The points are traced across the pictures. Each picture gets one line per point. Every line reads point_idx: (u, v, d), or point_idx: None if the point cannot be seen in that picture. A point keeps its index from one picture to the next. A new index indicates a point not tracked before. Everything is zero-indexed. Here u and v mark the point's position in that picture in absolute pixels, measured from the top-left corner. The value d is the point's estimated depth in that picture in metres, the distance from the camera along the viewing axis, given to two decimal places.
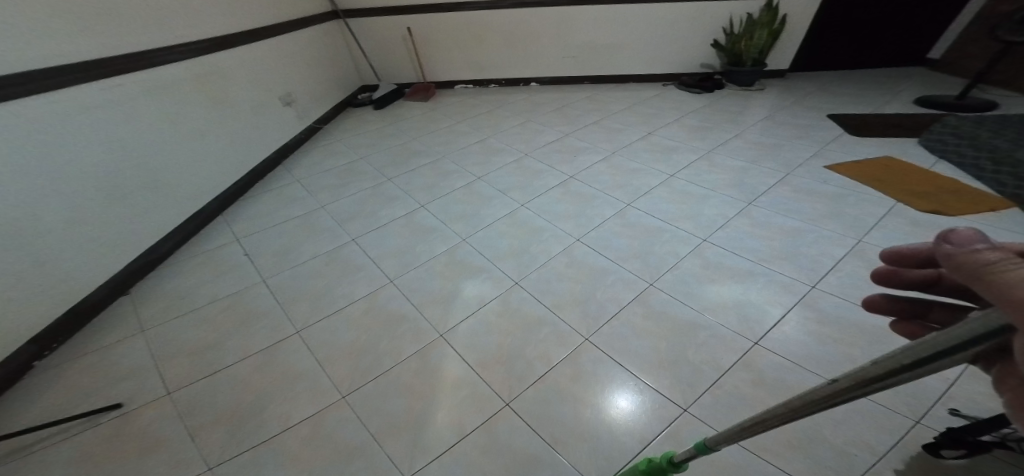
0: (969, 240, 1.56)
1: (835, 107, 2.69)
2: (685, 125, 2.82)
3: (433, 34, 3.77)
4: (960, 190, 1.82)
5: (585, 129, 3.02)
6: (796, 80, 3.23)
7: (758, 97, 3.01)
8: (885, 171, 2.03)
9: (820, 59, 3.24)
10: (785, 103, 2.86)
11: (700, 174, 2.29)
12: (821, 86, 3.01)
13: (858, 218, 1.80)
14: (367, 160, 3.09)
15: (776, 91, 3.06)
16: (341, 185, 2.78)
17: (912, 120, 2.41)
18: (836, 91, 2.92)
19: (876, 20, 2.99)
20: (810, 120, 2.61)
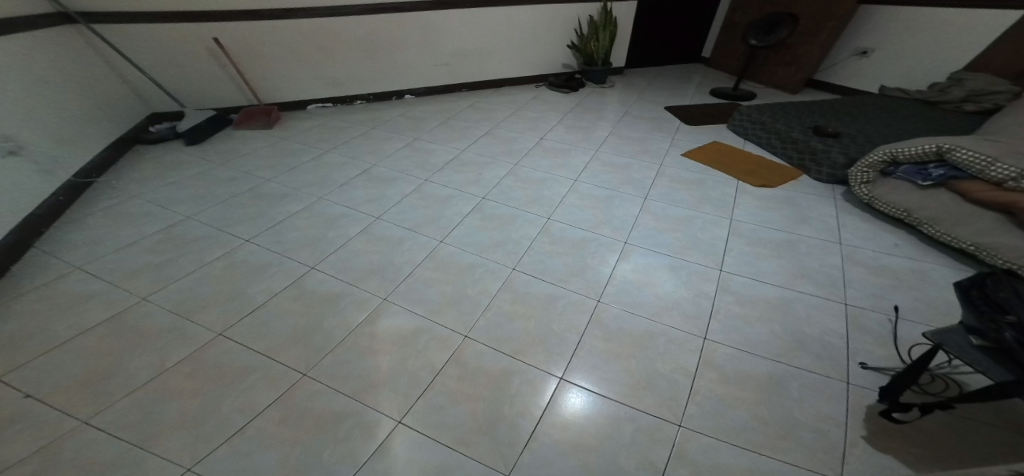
0: (798, 202, 2.06)
1: (669, 99, 3.20)
2: (568, 126, 2.99)
3: (262, 46, 3.06)
4: (773, 163, 2.36)
5: (477, 142, 2.94)
6: (636, 73, 3.75)
7: (613, 91, 3.40)
8: (721, 154, 2.50)
9: (645, 54, 3.79)
10: (637, 96, 3.29)
11: (599, 176, 2.48)
12: (656, 79, 3.57)
13: (723, 197, 2.19)
14: (206, 219, 2.41)
15: (625, 85, 3.49)
16: (184, 268, 2.10)
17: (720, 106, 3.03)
18: (663, 83, 3.49)
19: (679, 19, 3.66)
20: (657, 111, 3.04)
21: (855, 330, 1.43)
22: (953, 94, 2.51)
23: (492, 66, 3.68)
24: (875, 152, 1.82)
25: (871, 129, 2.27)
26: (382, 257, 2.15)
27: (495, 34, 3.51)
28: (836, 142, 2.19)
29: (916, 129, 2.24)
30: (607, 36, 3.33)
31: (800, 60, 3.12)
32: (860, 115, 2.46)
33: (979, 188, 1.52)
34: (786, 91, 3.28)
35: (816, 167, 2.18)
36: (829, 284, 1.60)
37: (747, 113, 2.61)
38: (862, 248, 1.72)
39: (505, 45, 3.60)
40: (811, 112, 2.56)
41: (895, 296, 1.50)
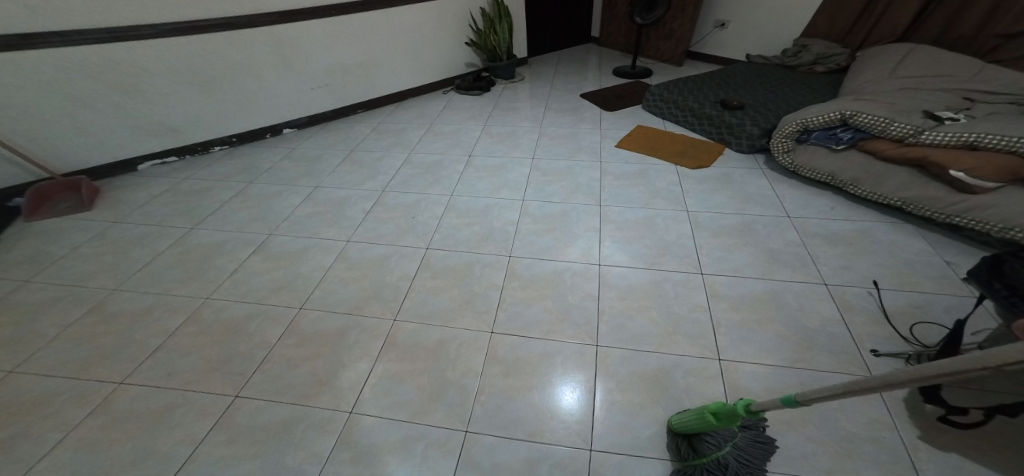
0: (737, 178, 2.06)
1: (581, 85, 3.07)
2: (494, 135, 2.71)
3: (8, 93, 2.06)
4: (694, 139, 2.33)
5: (398, 176, 2.49)
6: (540, 61, 3.55)
7: (524, 88, 3.18)
8: (650, 139, 2.41)
9: (540, 36, 3.56)
10: (551, 87, 3.11)
11: (544, 189, 2.26)
12: (563, 66, 3.41)
13: (670, 188, 2.10)
14: (27, 368, 1.58)
15: (533, 78, 3.31)
16: (41, 449, 1.35)
17: (628, 87, 2.93)
18: (570, 68, 3.35)
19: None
20: (575, 101, 2.90)
21: (845, 311, 1.39)
22: (803, 59, 2.49)
23: (384, 78, 3.13)
24: (786, 123, 1.88)
25: (766, 94, 2.29)
26: (327, 362, 1.59)
27: (378, 40, 2.96)
28: (745, 114, 2.14)
29: (799, 86, 2.34)
30: (506, 26, 3.06)
31: (677, 33, 2.96)
32: (750, 76, 2.49)
33: (884, 146, 1.64)
34: (671, 65, 3.10)
35: (736, 140, 2.15)
36: (802, 265, 1.59)
37: (657, 93, 2.53)
38: (812, 220, 1.78)
39: (393, 51, 3.06)
40: (707, 80, 2.53)
41: (861, 265, 1.54)
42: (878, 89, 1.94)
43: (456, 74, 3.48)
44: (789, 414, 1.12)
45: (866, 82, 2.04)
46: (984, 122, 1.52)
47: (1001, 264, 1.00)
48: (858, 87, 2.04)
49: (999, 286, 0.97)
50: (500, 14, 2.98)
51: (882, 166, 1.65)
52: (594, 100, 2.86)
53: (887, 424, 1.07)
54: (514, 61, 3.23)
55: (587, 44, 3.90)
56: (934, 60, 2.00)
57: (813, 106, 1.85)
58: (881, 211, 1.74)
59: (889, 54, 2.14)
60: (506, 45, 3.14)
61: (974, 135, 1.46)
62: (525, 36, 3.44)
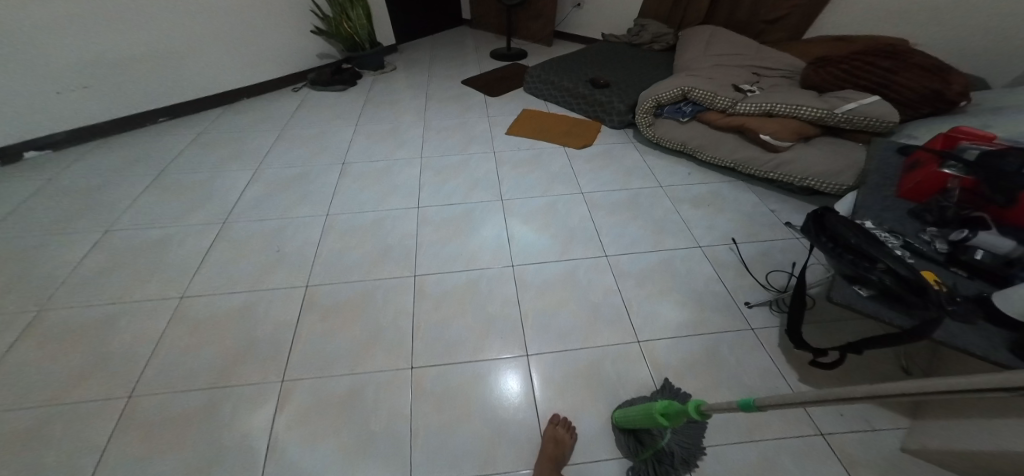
0: (616, 153, 2.17)
1: (462, 70, 2.90)
2: (369, 135, 2.39)
3: None
4: (573, 121, 2.35)
5: (246, 197, 2.04)
6: (412, 49, 3.26)
7: (397, 81, 2.87)
8: (536, 121, 2.37)
9: (400, 18, 3.21)
10: (429, 77, 2.87)
11: (440, 189, 2.05)
12: (438, 53, 3.16)
13: (563, 170, 2.10)
14: None
15: (403, 69, 3.03)
16: None
17: (506, 69, 2.82)
18: (447, 54, 3.13)
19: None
20: (456, 89, 2.71)
21: (719, 269, 1.62)
22: (643, 38, 2.62)
23: (187, 70, 2.48)
24: (643, 101, 2.01)
25: (623, 70, 2.40)
26: (200, 446, 1.20)
27: (171, 19, 2.32)
28: (610, 92, 2.22)
29: (648, 62, 2.50)
30: (360, 10, 2.74)
31: (544, 14, 2.90)
32: (609, 54, 2.60)
33: (716, 116, 1.87)
34: (542, 44, 3.05)
35: (609, 117, 2.25)
36: (680, 231, 1.77)
37: (535, 75, 2.49)
38: (689, 184, 1.94)
39: (208, 40, 2.48)
40: (576, 60, 2.57)
41: (721, 222, 1.76)
42: (702, 66, 2.17)
43: (311, 67, 3.00)
44: (705, 381, 1.33)
45: (691, 60, 2.27)
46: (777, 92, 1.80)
47: (824, 218, 1.13)
48: (686, 63, 2.26)
49: (827, 238, 1.10)
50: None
51: (718, 134, 1.88)
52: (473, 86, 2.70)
53: (776, 374, 1.33)
54: (377, 50, 2.92)
55: (460, 27, 3.66)
56: (733, 40, 2.31)
57: (660, 84, 2.04)
58: (722, 172, 1.92)
59: (699, 35, 2.40)
60: (362, 33, 2.81)
61: (776, 105, 1.73)
62: (383, 18, 3.07)
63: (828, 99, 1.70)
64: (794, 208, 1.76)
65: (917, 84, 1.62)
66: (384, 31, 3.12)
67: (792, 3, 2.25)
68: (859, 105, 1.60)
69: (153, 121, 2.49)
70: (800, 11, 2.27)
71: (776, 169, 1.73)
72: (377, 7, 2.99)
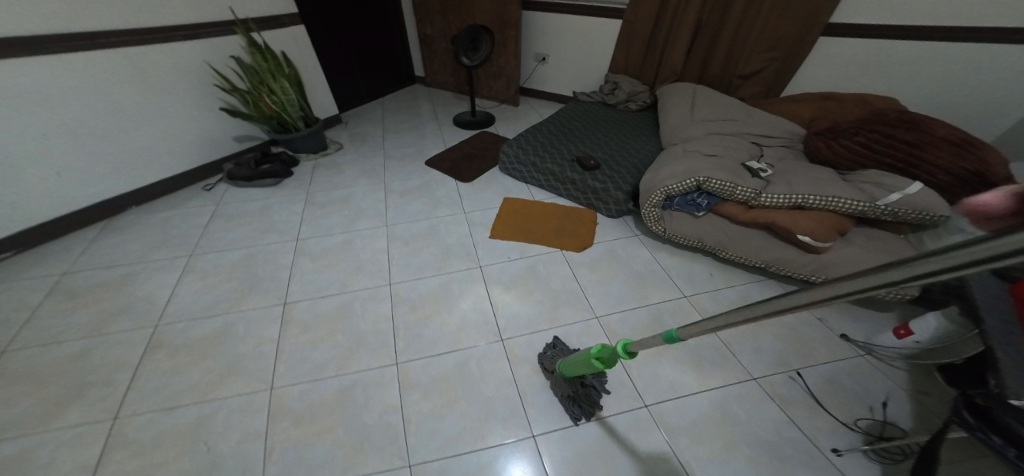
0: (621, 254, 1.74)
1: (421, 145, 2.42)
2: (314, 253, 1.82)
3: None
4: (564, 210, 1.90)
5: (141, 381, 1.39)
6: (359, 121, 2.77)
7: (344, 168, 2.34)
8: (521, 213, 1.91)
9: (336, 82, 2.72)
10: (383, 160, 2.36)
11: (421, 334, 1.55)
12: (391, 124, 2.68)
13: (567, 285, 1.65)
14: None
15: (349, 149, 2.51)
16: None
17: (472, 141, 2.35)
18: (401, 125, 2.65)
19: (360, 26, 2.70)
20: (418, 173, 2.22)
21: (786, 406, 1.35)
22: (620, 97, 2.24)
23: (37, 179, 1.79)
24: (648, 190, 1.59)
25: (608, 141, 1.99)
26: None
27: (9, 119, 1.66)
28: (603, 176, 1.79)
29: (628, 125, 2.12)
30: (286, 83, 2.19)
31: (505, 72, 2.48)
32: (581, 120, 2.19)
33: (738, 209, 1.51)
34: (509, 104, 2.63)
35: (604, 205, 1.81)
36: (725, 360, 1.48)
37: (511, 153, 2.01)
38: (715, 294, 1.58)
39: (65, 134, 1.80)
40: (551, 129, 2.13)
41: (766, 343, 1.52)
42: (698, 134, 1.76)
43: (229, 154, 2.41)
44: None
45: (680, 124, 1.86)
46: (803, 176, 1.45)
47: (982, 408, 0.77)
48: (675, 128, 1.86)
49: (1005, 443, 0.72)
50: (261, 64, 2.09)
51: (742, 229, 1.52)
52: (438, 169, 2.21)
53: None
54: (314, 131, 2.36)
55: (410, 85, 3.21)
56: (719, 97, 1.93)
57: (662, 166, 1.63)
58: (749, 271, 1.63)
59: (680, 94, 2.01)
60: (288, 108, 2.25)
61: (812, 198, 1.37)
62: (315, 84, 2.56)
63: (859, 185, 1.39)
64: (843, 314, 1.61)
65: (951, 163, 1.31)
66: (319, 100, 2.62)
67: (770, 56, 1.90)
68: (905, 196, 1.29)
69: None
70: (776, 66, 1.93)
71: (819, 273, 1.42)
72: (308, 75, 2.50)
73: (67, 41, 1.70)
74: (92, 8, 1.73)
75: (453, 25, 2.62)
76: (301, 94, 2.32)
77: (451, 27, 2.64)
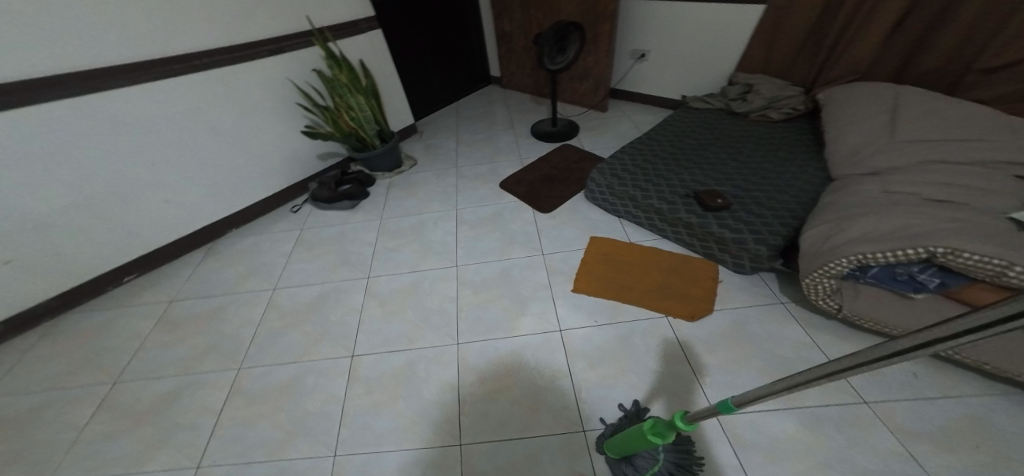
0: (757, 332, 1.16)
1: (496, 163, 2.06)
2: (384, 299, 1.63)
3: None
4: (669, 261, 1.40)
5: (222, 429, 1.32)
6: (433, 131, 2.52)
7: (417, 190, 2.08)
8: (614, 260, 1.45)
9: (410, 91, 2.50)
10: (456, 181, 2.04)
11: (490, 411, 1.22)
12: (465, 134, 2.38)
13: (674, 370, 1.15)
14: None
15: (423, 165, 2.24)
16: None
17: (551, 160, 1.94)
18: (476, 134, 2.34)
19: (435, 29, 2.45)
20: (496, 200, 1.87)
21: None
22: (755, 103, 1.66)
23: (144, 209, 1.76)
24: (821, 256, 1.03)
25: (743, 168, 1.46)
26: None
27: (116, 146, 1.60)
28: (735, 221, 1.27)
29: (766, 140, 1.56)
30: (361, 97, 1.91)
31: (594, 73, 2.02)
32: (699, 133, 1.66)
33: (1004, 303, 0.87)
34: (593, 110, 2.17)
35: (732, 258, 1.29)
36: None
37: (602, 181, 1.54)
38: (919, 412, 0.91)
39: (166, 161, 1.73)
40: (658, 147, 1.62)
41: None
42: (907, 164, 1.16)
43: (311, 174, 2.26)
44: None
45: (871, 147, 1.27)
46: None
47: None
48: (864, 154, 1.26)
49: None
50: (336, 77, 1.82)
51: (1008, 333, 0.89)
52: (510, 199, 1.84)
53: None
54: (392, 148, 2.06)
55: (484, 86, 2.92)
56: (933, 99, 1.30)
57: (846, 217, 1.06)
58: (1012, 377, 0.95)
59: (869, 103, 1.40)
60: (366, 125, 1.97)
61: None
62: (392, 91, 2.32)
63: None
64: None
65: None
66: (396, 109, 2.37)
67: None
68: None
69: (116, 284, 1.81)
70: None
71: None
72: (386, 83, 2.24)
73: (162, 65, 1.60)
74: (185, 29, 1.61)
75: (535, 21, 2.27)
76: (378, 107, 2.02)
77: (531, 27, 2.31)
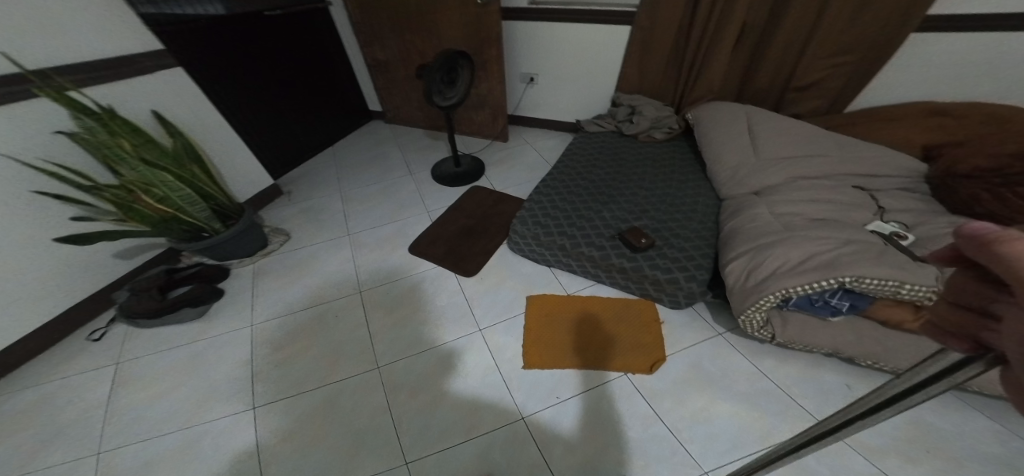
0: (713, 369, 1.10)
1: (401, 213, 1.71)
2: (285, 431, 1.11)
3: None
4: (614, 309, 1.31)
5: None
6: (301, 177, 1.96)
7: (302, 276, 1.53)
8: (560, 321, 1.29)
9: (266, 143, 1.85)
10: (354, 255, 1.58)
11: None
12: (352, 189, 1.86)
13: (651, 432, 1.03)
14: None
15: (298, 239, 1.67)
16: None
17: (464, 206, 1.69)
18: (362, 177, 1.92)
19: (279, 57, 1.82)
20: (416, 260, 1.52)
21: None
22: (640, 125, 1.72)
23: None
24: (753, 293, 1.02)
25: (654, 199, 1.45)
26: None
27: None
28: (664, 260, 1.22)
29: (665, 166, 1.60)
30: (162, 172, 1.25)
31: (488, 101, 1.88)
32: (605, 163, 1.63)
33: (900, 315, 0.93)
34: (495, 139, 2.03)
35: (668, 297, 1.24)
36: None
37: (526, 232, 1.38)
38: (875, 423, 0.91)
39: None
40: (571, 185, 1.53)
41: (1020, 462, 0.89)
42: (781, 183, 1.29)
43: (118, 277, 1.46)
44: None
45: (749, 169, 1.38)
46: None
47: None
48: (745, 174, 1.37)
49: None
50: (93, 141, 1.16)
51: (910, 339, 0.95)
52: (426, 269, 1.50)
53: None
54: (246, 221, 1.49)
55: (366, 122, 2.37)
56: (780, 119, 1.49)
57: (760, 247, 1.08)
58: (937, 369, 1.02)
59: (732, 125, 1.53)
60: (179, 208, 1.31)
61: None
62: (236, 151, 1.64)
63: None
64: None
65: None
66: (243, 173, 1.69)
67: (837, 61, 1.53)
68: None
69: None
70: (845, 71, 1.56)
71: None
72: (210, 145, 1.55)
73: None
74: None
75: (417, 49, 1.88)
76: (198, 177, 1.37)
77: (412, 55, 1.92)
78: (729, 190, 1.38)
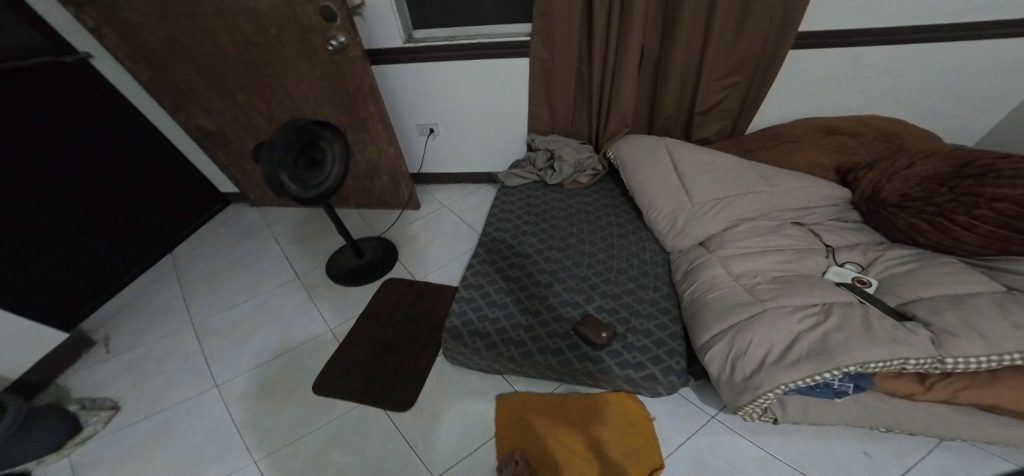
0: (722, 467, 0.93)
1: (290, 337, 1.32)
2: None
3: None
4: (590, 409, 1.05)
5: None
6: (133, 310, 1.43)
7: (153, 458, 1.06)
8: (538, 429, 1.01)
9: (63, 271, 1.33)
10: (227, 416, 1.14)
11: None
12: (213, 315, 1.39)
13: None
14: None
15: (142, 403, 1.18)
16: None
17: (380, 312, 1.36)
18: (228, 292, 1.46)
19: (49, 150, 1.27)
20: (321, 403, 1.15)
21: None
22: (564, 171, 1.52)
23: None
24: (743, 394, 0.75)
25: (601, 265, 1.20)
26: None
27: None
28: (633, 354, 0.99)
29: (604, 215, 1.38)
30: None
31: (384, 167, 1.57)
32: (538, 225, 1.38)
33: (908, 386, 0.71)
34: (404, 209, 1.72)
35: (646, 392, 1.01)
36: None
37: (464, 349, 1.06)
38: None
39: None
40: (507, 265, 1.24)
41: None
42: (725, 230, 1.04)
43: None
44: None
45: (686, 215, 1.11)
46: (960, 291, 0.73)
47: None
48: (682, 222, 1.11)
49: None
50: None
51: (926, 405, 0.76)
52: (338, 412, 1.13)
53: None
54: (21, 406, 0.98)
55: (219, 208, 1.84)
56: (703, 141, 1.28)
57: (737, 330, 0.81)
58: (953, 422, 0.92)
59: (650, 158, 1.27)
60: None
61: None
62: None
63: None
64: None
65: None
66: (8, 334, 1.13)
67: (729, 82, 1.36)
68: None
69: None
70: (741, 90, 1.39)
71: None
72: None
73: None
74: None
75: (260, 112, 1.45)
76: None
77: (256, 120, 1.48)
78: (670, 243, 1.11)
